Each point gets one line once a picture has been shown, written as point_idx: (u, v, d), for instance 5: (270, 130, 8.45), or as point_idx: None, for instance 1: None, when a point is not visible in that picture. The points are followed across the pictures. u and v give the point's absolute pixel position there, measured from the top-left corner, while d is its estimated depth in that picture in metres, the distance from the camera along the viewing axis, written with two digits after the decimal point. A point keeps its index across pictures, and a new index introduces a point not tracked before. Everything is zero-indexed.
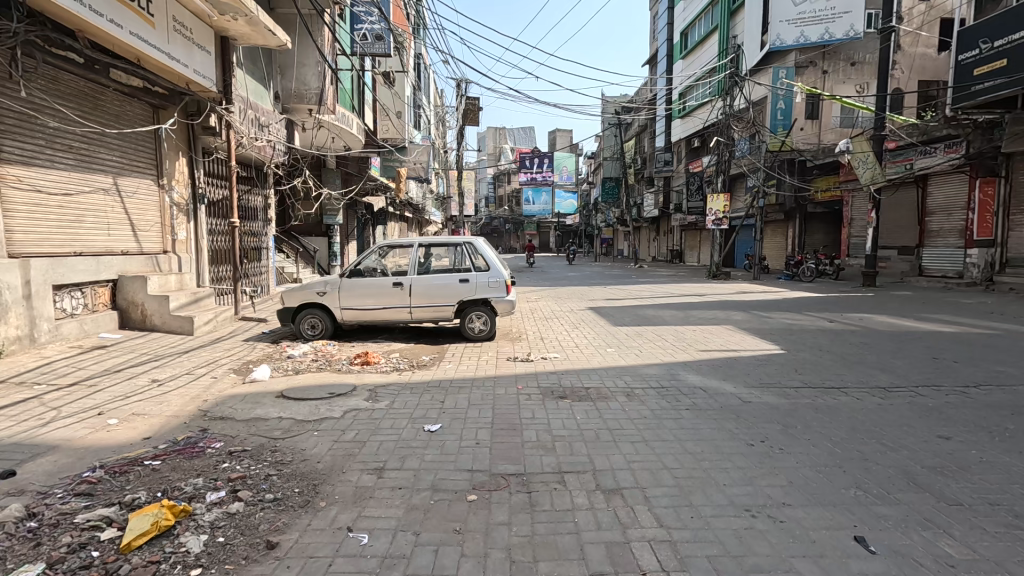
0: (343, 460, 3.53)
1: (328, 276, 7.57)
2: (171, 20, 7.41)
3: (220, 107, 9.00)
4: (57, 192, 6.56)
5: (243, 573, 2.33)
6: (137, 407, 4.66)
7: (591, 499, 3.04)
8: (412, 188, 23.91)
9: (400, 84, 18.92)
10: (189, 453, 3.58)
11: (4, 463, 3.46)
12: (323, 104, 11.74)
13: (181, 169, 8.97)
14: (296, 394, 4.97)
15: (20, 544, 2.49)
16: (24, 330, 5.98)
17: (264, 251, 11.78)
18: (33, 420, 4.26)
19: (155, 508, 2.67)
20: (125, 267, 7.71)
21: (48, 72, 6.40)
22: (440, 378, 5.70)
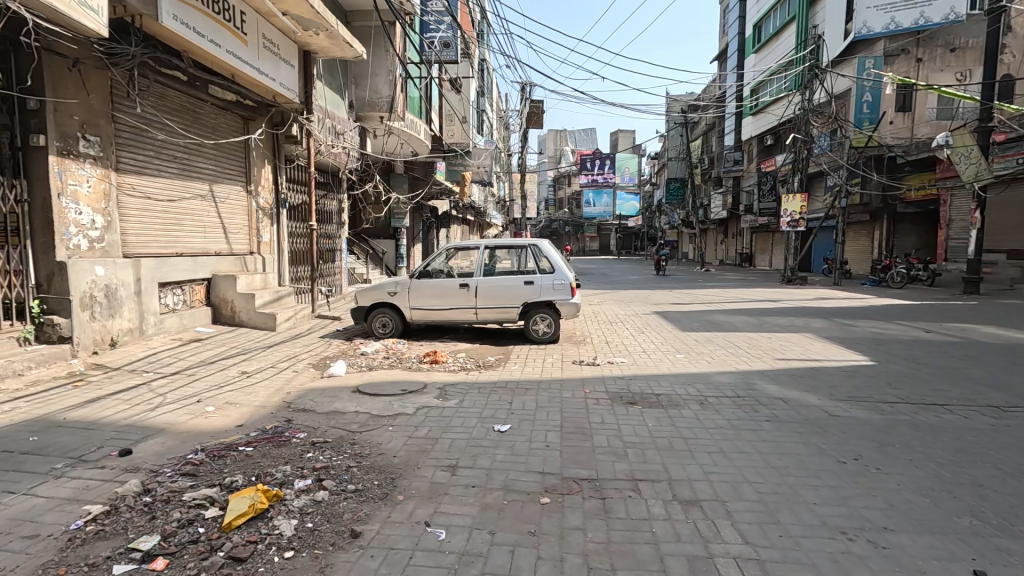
0: (417, 456, 3.64)
1: (398, 276, 7.82)
2: (261, 37, 7.99)
3: (302, 116, 9.57)
4: (162, 198, 7.22)
5: (331, 558, 2.44)
6: (229, 396, 5.05)
7: (667, 509, 2.94)
8: (475, 191, 24.31)
9: (466, 90, 19.32)
10: (277, 442, 3.82)
11: (122, 442, 3.85)
12: (393, 111, 12.20)
13: (267, 176, 9.63)
14: (371, 390, 5.19)
15: (138, 517, 2.75)
16: (135, 323, 6.64)
17: (338, 253, 12.40)
18: (144, 404, 4.72)
19: (252, 492, 2.86)
20: (218, 266, 8.36)
21: (158, 89, 7.08)
22: (507, 379, 5.74)
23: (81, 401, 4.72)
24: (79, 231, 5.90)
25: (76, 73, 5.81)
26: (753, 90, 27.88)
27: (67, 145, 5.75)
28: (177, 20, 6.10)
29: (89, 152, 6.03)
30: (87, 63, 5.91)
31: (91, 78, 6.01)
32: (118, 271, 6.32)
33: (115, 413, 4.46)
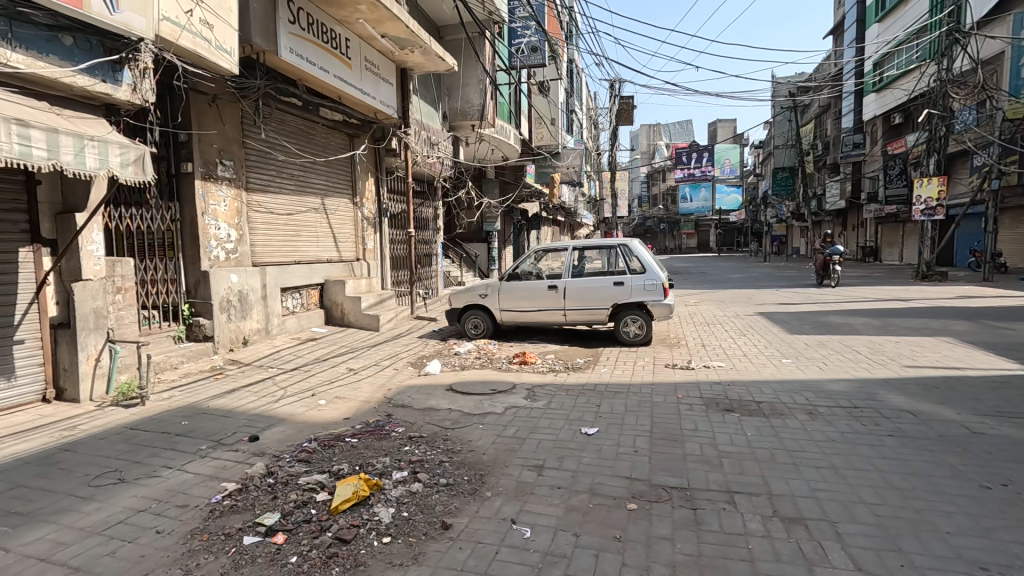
0: (505, 454, 3.74)
1: (489, 279, 8.06)
2: (363, 60, 8.65)
3: (400, 130, 10.22)
4: (283, 212, 8.10)
5: (423, 547, 2.61)
6: (339, 391, 5.54)
7: (767, 525, 2.75)
8: (566, 192, 24.27)
9: (554, 92, 19.37)
10: (378, 434, 4.13)
11: (251, 429, 4.40)
12: (484, 118, 12.59)
13: (370, 188, 10.42)
14: (463, 389, 5.41)
15: (263, 495, 3.12)
16: (262, 324, 7.51)
17: (435, 257, 13.06)
18: (269, 396, 5.33)
19: (355, 479, 3.10)
20: (330, 272, 9.17)
21: (278, 116, 7.96)
22: (596, 382, 5.69)
23: (221, 391, 5.45)
24: (218, 244, 6.80)
25: (214, 107, 6.74)
26: (877, 64, 24.85)
27: (209, 170, 6.67)
28: (292, 52, 6.83)
29: (226, 175, 6.93)
30: (223, 98, 6.83)
31: (226, 110, 6.93)
32: (249, 278, 7.19)
33: (246, 403, 5.09)
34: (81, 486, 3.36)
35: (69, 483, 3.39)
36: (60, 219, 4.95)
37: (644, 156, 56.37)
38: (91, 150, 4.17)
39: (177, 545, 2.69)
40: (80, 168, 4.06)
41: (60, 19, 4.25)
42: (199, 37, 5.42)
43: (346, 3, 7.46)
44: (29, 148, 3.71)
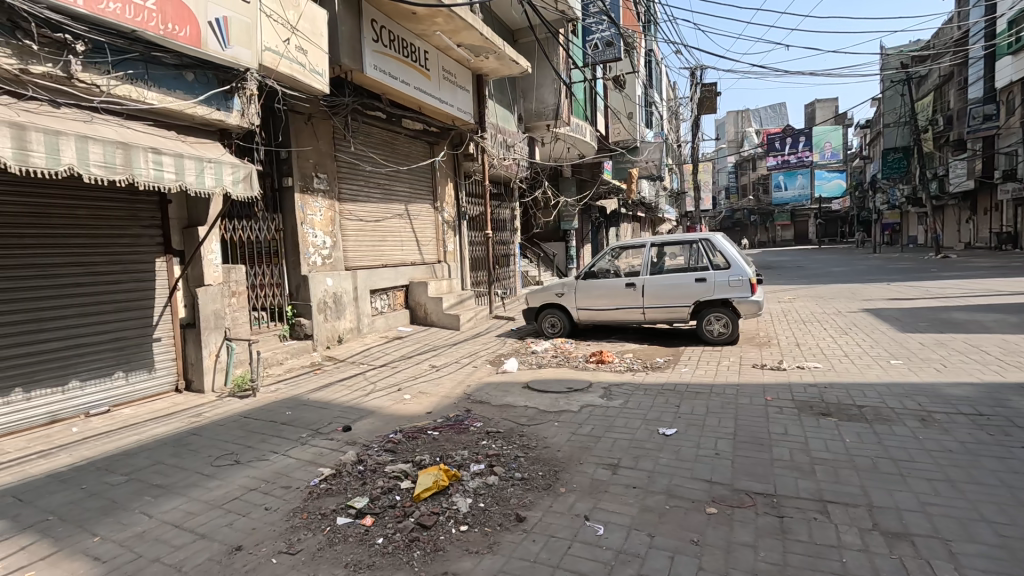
0: (580, 452, 3.76)
1: (565, 278, 8.06)
2: (441, 70, 9.01)
3: (477, 134, 10.50)
4: (371, 219, 8.66)
5: (498, 537, 2.70)
6: (422, 386, 5.84)
7: (864, 539, 2.53)
8: (645, 187, 23.56)
9: (631, 86, 18.94)
10: (457, 428, 4.32)
11: (345, 419, 4.79)
12: (559, 118, 12.61)
13: (450, 192, 10.82)
14: (539, 386, 5.48)
15: (355, 481, 3.39)
16: (354, 323, 8.07)
17: (512, 258, 13.29)
18: (361, 390, 5.75)
19: (436, 470, 3.26)
20: (414, 274, 9.62)
21: (365, 129, 8.52)
22: (676, 382, 5.51)
23: (319, 385, 5.96)
24: (315, 251, 7.41)
25: (310, 125, 7.37)
26: (1011, 22, 21.61)
27: (306, 183, 7.29)
28: (376, 69, 7.30)
29: (321, 187, 7.54)
30: (317, 116, 7.44)
31: (320, 128, 7.55)
32: (342, 281, 7.76)
33: (340, 396, 5.54)
34: (206, 465, 3.85)
35: (196, 462, 3.89)
36: (187, 232, 5.68)
37: (731, 145, 53.21)
38: (209, 171, 4.73)
39: (282, 521, 3.00)
40: (201, 187, 4.64)
41: (183, 58, 4.89)
42: (295, 62, 5.96)
43: (423, 17, 7.83)
44: (162, 172, 4.32)
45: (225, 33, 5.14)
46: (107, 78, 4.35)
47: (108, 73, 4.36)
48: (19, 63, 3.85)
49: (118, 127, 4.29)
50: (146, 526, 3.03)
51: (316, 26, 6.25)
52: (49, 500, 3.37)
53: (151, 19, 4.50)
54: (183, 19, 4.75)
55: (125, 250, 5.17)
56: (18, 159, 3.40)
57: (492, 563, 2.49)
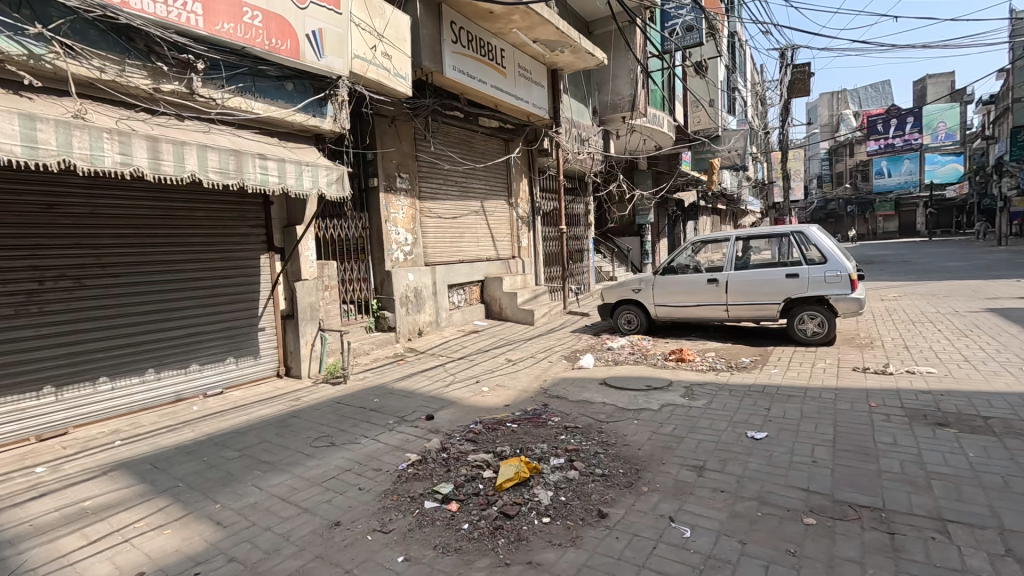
0: (662, 452, 3.66)
1: (643, 273, 7.86)
2: (517, 67, 9.08)
3: (551, 130, 10.46)
4: (449, 216, 8.92)
5: (581, 532, 2.71)
6: (500, 379, 5.96)
7: (993, 565, 2.27)
8: (727, 177, 22.37)
9: (713, 71, 18.02)
10: (536, 421, 4.36)
11: (428, 408, 5.00)
12: (636, 109, 12.27)
13: (524, 188, 10.91)
14: (617, 383, 5.40)
15: (440, 467, 3.53)
16: (433, 317, 8.37)
17: (586, 253, 13.16)
18: (442, 381, 5.98)
19: (517, 461, 3.30)
20: (489, 270, 9.81)
21: (444, 129, 8.78)
22: (764, 383, 5.21)
23: (402, 375, 6.26)
24: (398, 247, 7.79)
25: (394, 128, 7.73)
26: None
27: (390, 183, 7.66)
28: (456, 69, 7.49)
29: (402, 187, 7.87)
30: (400, 119, 7.77)
31: (403, 129, 7.89)
32: (422, 276, 8.08)
33: (423, 386, 5.79)
34: (306, 445, 4.18)
35: (297, 442, 4.24)
36: (286, 231, 6.16)
37: (825, 130, 49.10)
38: (307, 174, 5.10)
39: (374, 501, 3.20)
40: (300, 188, 5.00)
41: (285, 70, 5.31)
42: (381, 68, 6.27)
43: (500, 16, 7.92)
44: (267, 176, 4.71)
45: (320, 44, 5.51)
46: (221, 92, 4.82)
47: (222, 87, 4.83)
48: (152, 83, 4.36)
49: (230, 136, 4.74)
50: (257, 497, 3.34)
51: (401, 31, 6.52)
52: (177, 469, 3.81)
53: (258, 35, 4.91)
54: (285, 33, 5.15)
55: (235, 248, 5.71)
56: (152, 168, 3.87)
57: (576, 556, 2.50)
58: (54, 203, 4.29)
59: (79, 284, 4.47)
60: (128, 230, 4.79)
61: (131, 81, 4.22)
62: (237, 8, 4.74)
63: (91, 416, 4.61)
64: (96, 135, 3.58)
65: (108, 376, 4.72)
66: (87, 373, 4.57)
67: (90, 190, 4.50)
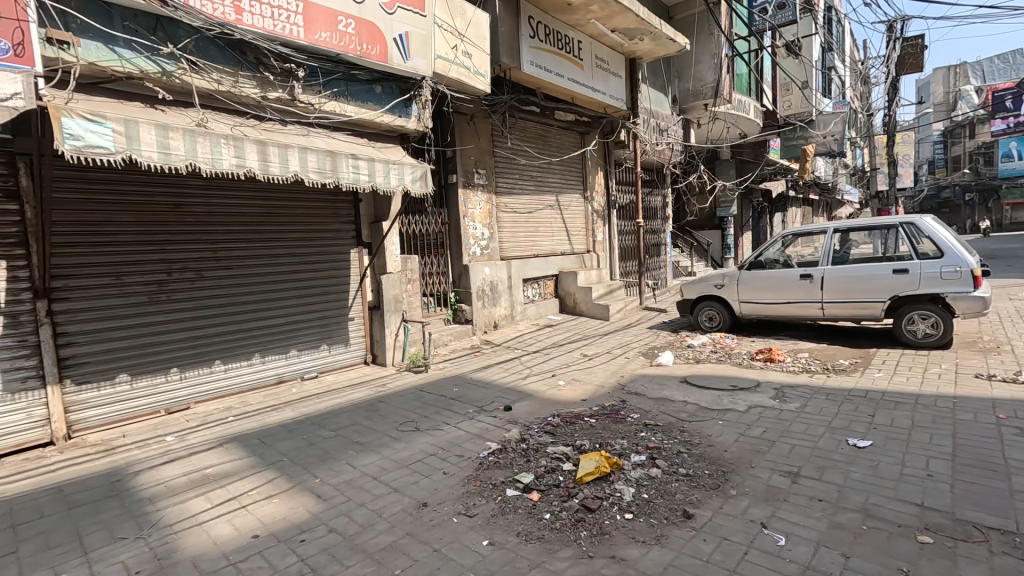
0: (751, 455, 3.49)
1: (726, 268, 7.48)
2: (594, 58, 8.94)
3: (629, 121, 10.22)
4: (525, 211, 8.99)
5: (665, 531, 2.65)
6: (577, 374, 5.95)
7: None
8: (822, 164, 20.69)
9: (807, 50, 16.71)
10: (614, 417, 4.31)
11: (506, 400, 5.10)
12: (719, 96, 11.67)
13: (600, 182, 10.75)
14: (700, 382, 5.20)
15: (520, 457, 3.59)
16: (508, 311, 8.49)
17: (663, 247, 12.73)
18: (518, 373, 6.07)
19: (597, 456, 3.28)
20: (563, 265, 9.79)
21: (520, 124, 8.83)
22: (866, 388, 4.79)
23: (480, 366, 6.43)
24: (475, 242, 7.97)
25: (472, 125, 7.91)
26: None
27: (468, 179, 7.85)
28: (533, 64, 7.53)
29: (480, 182, 8.04)
30: (478, 116, 7.94)
31: (481, 126, 8.04)
32: (498, 271, 8.22)
33: (500, 378, 5.90)
34: (393, 429, 4.42)
35: (385, 426, 4.49)
36: (374, 227, 6.51)
37: (938, 109, 43.92)
38: (393, 172, 5.35)
39: (459, 486, 3.32)
40: (387, 186, 5.26)
41: (373, 73, 5.59)
42: (461, 66, 6.44)
43: (578, 7, 7.83)
44: (359, 176, 5.00)
45: (406, 46, 5.74)
46: (318, 97, 5.17)
47: (319, 93, 5.18)
48: (260, 92, 4.76)
49: (326, 138, 5.09)
50: (351, 475, 3.59)
51: (480, 29, 6.64)
52: (281, 445, 4.17)
53: (351, 42, 5.21)
54: (374, 38, 5.42)
55: (328, 243, 6.11)
56: (261, 170, 4.24)
57: (662, 555, 2.46)
58: (179, 202, 4.83)
59: (199, 275, 5.00)
60: (239, 226, 5.28)
61: (243, 90, 4.64)
62: (333, 18, 5.05)
63: (209, 393, 5.16)
64: (215, 141, 3.98)
65: (222, 358, 5.24)
66: (205, 355, 5.12)
67: (208, 190, 5.02)
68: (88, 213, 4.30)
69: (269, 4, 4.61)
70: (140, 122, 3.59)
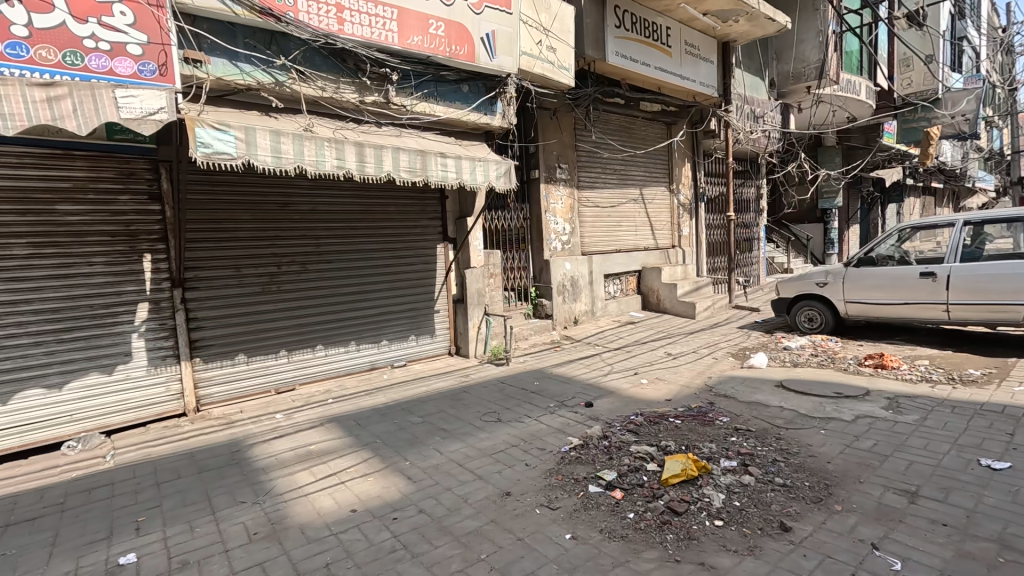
0: (858, 468, 3.20)
1: (830, 265, 6.86)
2: (683, 44, 8.55)
3: (720, 108, 9.69)
4: (607, 205, 8.84)
5: (760, 542, 2.51)
6: (660, 372, 5.78)
7: None
8: (949, 148, 18.31)
9: (933, 20, 14.85)
10: (702, 420, 4.13)
11: (587, 395, 5.07)
12: (824, 76, 10.69)
13: (687, 173, 10.29)
14: (798, 387, 4.84)
15: (601, 454, 3.56)
16: (588, 306, 8.40)
17: (756, 242, 11.93)
18: (599, 370, 6.00)
19: (684, 458, 3.17)
20: (647, 260, 9.50)
21: (604, 117, 8.67)
22: (1003, 403, 4.20)
23: (560, 361, 6.44)
24: (556, 237, 7.96)
25: (555, 120, 7.90)
26: None
27: (550, 174, 7.85)
28: (619, 55, 7.36)
29: (562, 177, 8.01)
30: (561, 110, 7.91)
31: (564, 120, 8.00)
32: (579, 266, 8.16)
33: (580, 374, 5.87)
34: (477, 419, 4.56)
35: (469, 415, 4.65)
36: (459, 222, 6.73)
37: None
38: (479, 169, 5.48)
39: (541, 478, 3.36)
40: (473, 182, 5.40)
41: (461, 73, 5.76)
42: (545, 61, 6.46)
43: None
44: (447, 173, 5.17)
45: (492, 45, 5.85)
46: (409, 99, 5.41)
47: (411, 94, 5.42)
48: (359, 96, 5.07)
49: (417, 138, 5.32)
50: (438, 460, 3.76)
51: (564, 23, 6.62)
52: (375, 428, 4.46)
53: (441, 44, 5.40)
54: (462, 39, 5.56)
55: (417, 238, 6.40)
56: (359, 170, 4.53)
57: (755, 567, 2.33)
58: (288, 201, 5.30)
59: (304, 268, 5.46)
60: (339, 223, 5.69)
61: (343, 96, 4.97)
62: (424, 22, 5.26)
63: (312, 376, 5.63)
64: (319, 143, 4.30)
65: (323, 345, 5.69)
66: (309, 341, 5.58)
67: (313, 189, 5.45)
68: (215, 212, 4.84)
69: (368, 13, 4.90)
70: (258, 129, 3.97)
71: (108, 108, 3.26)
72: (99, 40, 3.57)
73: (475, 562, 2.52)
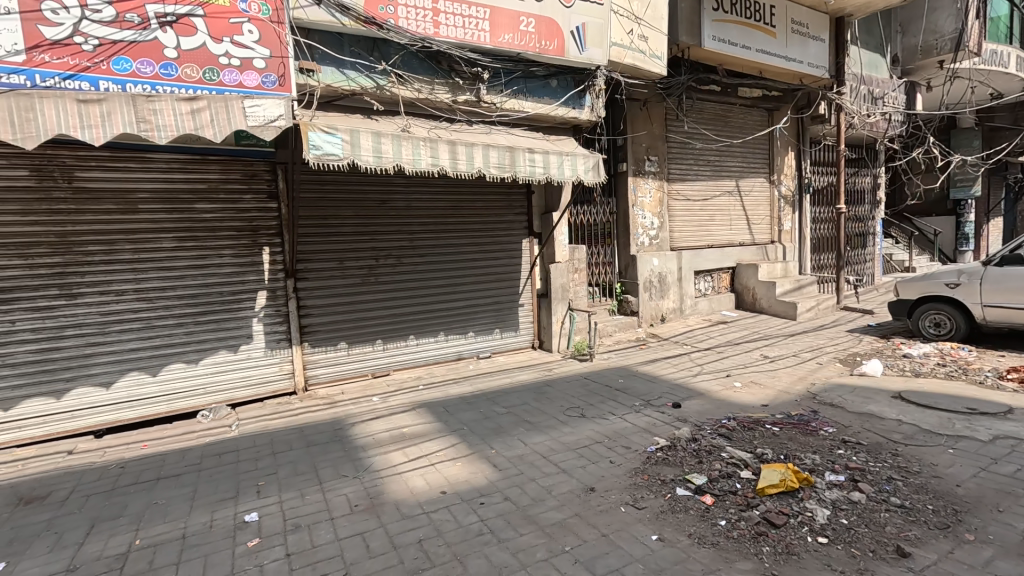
0: (996, 495, 2.81)
1: (964, 264, 6.05)
2: (790, 22, 7.91)
3: (832, 91, 8.87)
4: (699, 198, 8.44)
5: (871, 566, 2.30)
6: (756, 376, 5.45)
7: None
8: None
9: None
10: (804, 429, 3.84)
11: (674, 396, 4.90)
12: (962, 48, 9.40)
13: (791, 163, 9.54)
14: (920, 399, 4.33)
15: (690, 457, 3.43)
16: (676, 304, 8.08)
17: (870, 237, 10.80)
18: (688, 370, 5.77)
19: (783, 467, 2.97)
20: (742, 256, 8.95)
21: (697, 105, 8.27)
22: None
23: (646, 360, 6.27)
24: (644, 232, 7.73)
25: (645, 110, 7.65)
26: None
27: (639, 167, 7.64)
28: (716, 39, 6.98)
29: (651, 170, 7.76)
30: (652, 100, 7.64)
31: (655, 111, 7.74)
32: (667, 262, 7.87)
33: (667, 373, 5.68)
34: (560, 413, 4.58)
35: (553, 409, 4.68)
36: (545, 217, 6.79)
37: None
38: (566, 164, 5.46)
39: (626, 476, 3.32)
40: (560, 177, 5.39)
41: (550, 68, 5.77)
42: (636, 51, 6.28)
43: None
44: (535, 168, 5.21)
45: (583, 38, 5.79)
46: (500, 97, 5.51)
47: (501, 92, 5.51)
48: (451, 96, 5.26)
49: (506, 135, 5.42)
50: (523, 451, 3.84)
51: (658, 10, 6.39)
52: (462, 415, 4.64)
53: (531, 40, 5.44)
54: (553, 34, 5.57)
55: (504, 234, 6.53)
56: (451, 167, 4.70)
57: None
58: (386, 198, 5.63)
59: (399, 262, 5.78)
60: (431, 219, 5.96)
61: (438, 97, 5.18)
62: (515, 19, 5.33)
63: (404, 363, 5.97)
64: (415, 143, 4.52)
65: (415, 334, 6.00)
66: (402, 330, 5.91)
67: (409, 187, 5.75)
68: (323, 209, 5.28)
69: (461, 15, 5.06)
70: (362, 131, 4.26)
71: (237, 117, 3.66)
72: (231, 57, 4.02)
73: (559, 553, 2.55)
